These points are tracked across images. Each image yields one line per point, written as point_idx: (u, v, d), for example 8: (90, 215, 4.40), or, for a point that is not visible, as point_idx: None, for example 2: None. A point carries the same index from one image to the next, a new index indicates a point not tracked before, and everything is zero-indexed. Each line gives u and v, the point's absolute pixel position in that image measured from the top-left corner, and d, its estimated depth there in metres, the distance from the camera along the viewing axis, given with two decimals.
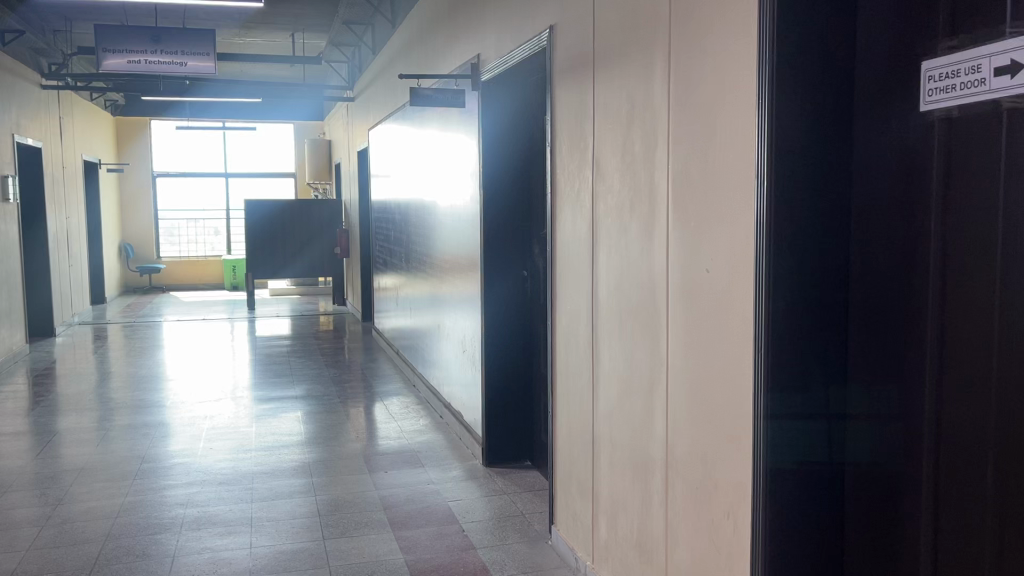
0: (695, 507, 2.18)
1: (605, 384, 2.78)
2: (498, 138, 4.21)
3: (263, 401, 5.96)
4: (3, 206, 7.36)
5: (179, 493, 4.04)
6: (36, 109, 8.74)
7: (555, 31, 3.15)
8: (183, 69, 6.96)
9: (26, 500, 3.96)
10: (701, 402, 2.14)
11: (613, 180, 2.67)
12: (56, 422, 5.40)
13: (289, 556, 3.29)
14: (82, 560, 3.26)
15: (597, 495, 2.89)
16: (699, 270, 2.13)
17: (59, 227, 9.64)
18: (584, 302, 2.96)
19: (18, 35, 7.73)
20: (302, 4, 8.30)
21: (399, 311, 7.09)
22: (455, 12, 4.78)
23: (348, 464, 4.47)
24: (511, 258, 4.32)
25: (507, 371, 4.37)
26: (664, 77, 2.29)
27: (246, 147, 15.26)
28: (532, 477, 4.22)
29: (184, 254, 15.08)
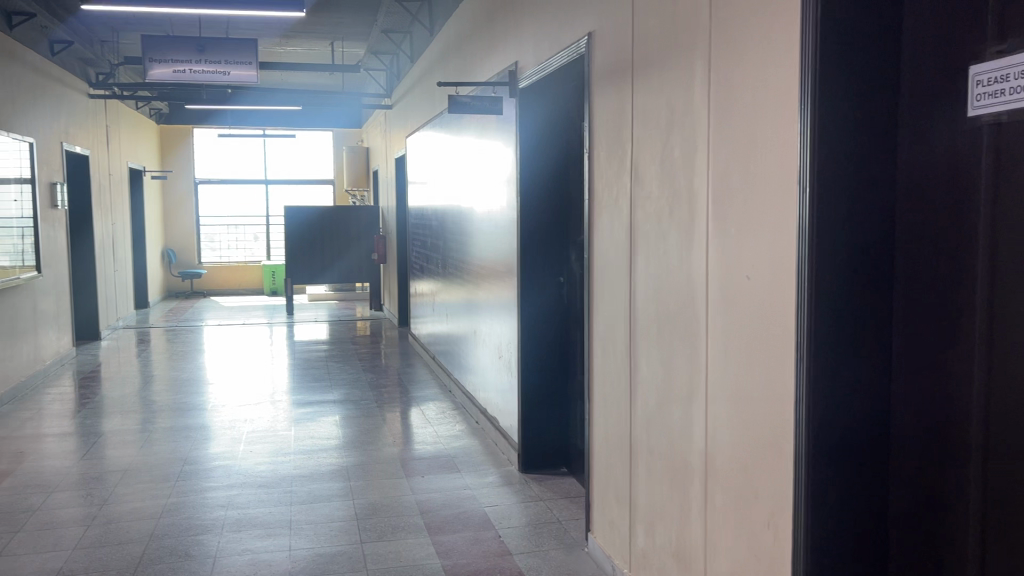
0: (734, 517, 2.17)
1: (643, 391, 2.78)
2: (536, 145, 4.22)
3: (302, 405, 6.02)
4: (53, 212, 7.54)
5: (219, 494, 4.11)
6: (84, 118, 8.96)
7: (593, 38, 3.15)
8: (227, 78, 7.06)
9: (72, 500, 4.05)
10: (741, 410, 2.12)
11: (652, 187, 2.66)
12: (101, 424, 5.52)
13: (327, 559, 3.32)
14: (127, 559, 3.33)
15: (635, 504, 2.88)
16: (739, 276, 2.12)
17: (105, 233, 9.85)
18: (622, 309, 2.95)
19: (67, 45, 7.93)
20: (342, 13, 8.39)
21: (435, 316, 7.14)
22: (493, 20, 4.79)
23: (385, 469, 4.49)
24: (549, 264, 4.30)
25: (544, 377, 4.36)
26: (704, 84, 2.28)
27: (285, 154, 15.47)
28: (568, 484, 4.21)
29: (225, 259, 15.33)
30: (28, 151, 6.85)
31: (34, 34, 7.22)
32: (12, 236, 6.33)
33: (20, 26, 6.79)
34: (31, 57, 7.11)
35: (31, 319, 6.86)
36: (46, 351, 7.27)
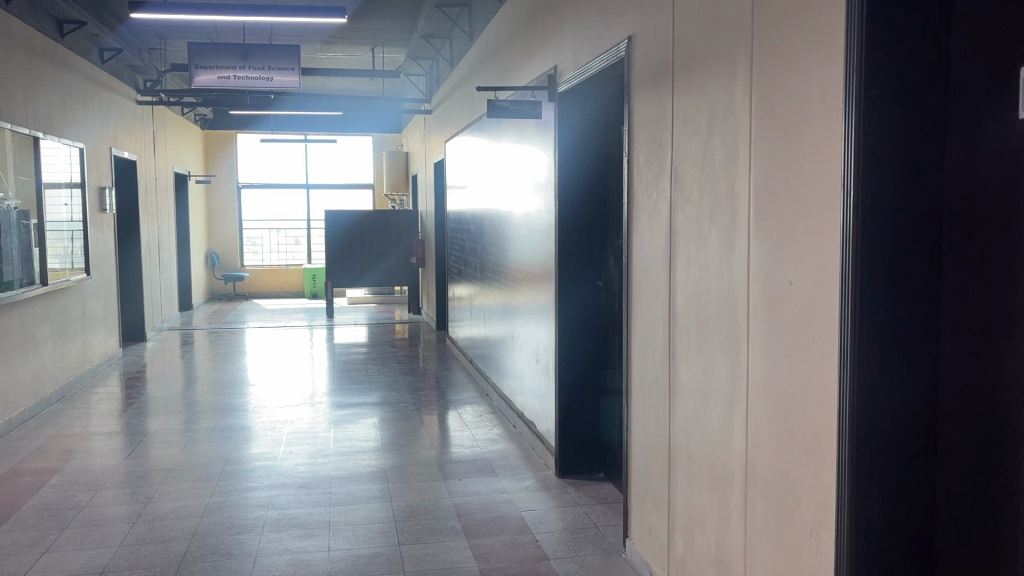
0: (775, 525, 2.14)
1: (682, 397, 2.75)
2: (574, 150, 4.22)
3: (341, 407, 6.08)
4: (101, 215, 7.71)
5: (260, 494, 4.16)
6: (131, 123, 9.15)
7: (633, 41, 3.14)
8: (269, 84, 7.17)
9: (118, 497, 4.14)
10: (782, 416, 2.09)
11: (692, 190, 2.64)
12: (146, 424, 5.63)
13: (366, 560, 3.35)
14: (170, 557, 3.38)
15: (673, 510, 2.86)
16: (781, 282, 2.09)
17: (151, 236, 10.05)
18: (661, 312, 2.93)
19: (116, 53, 8.11)
20: (382, 19, 8.46)
21: (473, 319, 7.17)
22: (533, 25, 4.79)
23: (422, 472, 4.51)
24: (587, 269, 4.29)
25: (582, 381, 4.35)
26: (746, 87, 2.26)
27: (326, 158, 15.65)
28: (605, 489, 4.19)
29: (266, 262, 15.55)
30: (78, 156, 7.02)
31: (85, 42, 7.39)
32: (62, 239, 6.49)
33: (71, 34, 6.95)
34: (81, 65, 7.28)
35: (80, 320, 7.02)
36: (94, 352, 7.43)
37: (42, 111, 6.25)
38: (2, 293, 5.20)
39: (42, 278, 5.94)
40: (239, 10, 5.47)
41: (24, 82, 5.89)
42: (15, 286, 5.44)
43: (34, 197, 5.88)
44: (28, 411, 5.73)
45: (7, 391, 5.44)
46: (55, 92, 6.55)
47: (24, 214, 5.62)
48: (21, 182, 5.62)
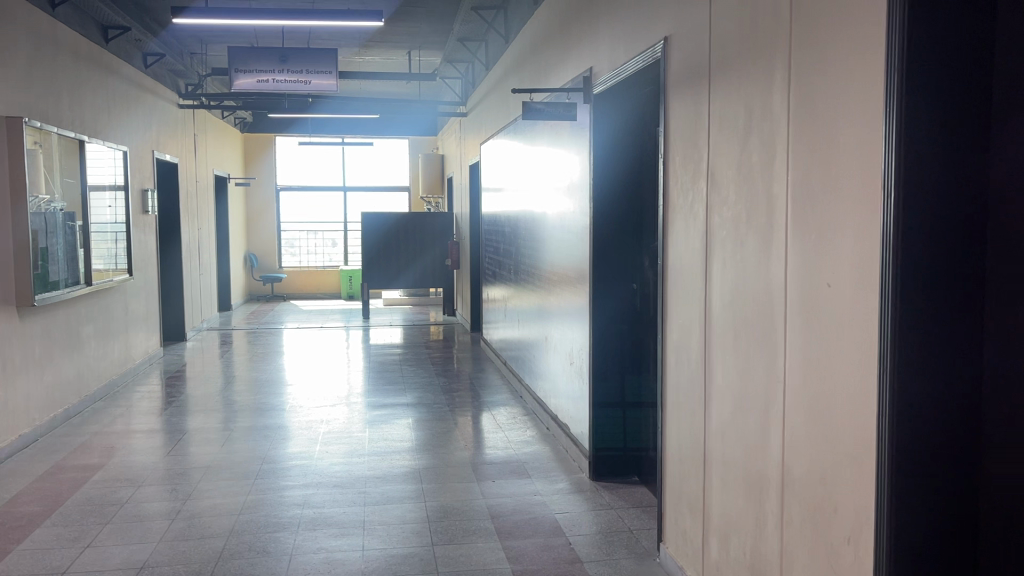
0: (812, 532, 2.10)
1: (718, 402, 2.73)
2: (609, 151, 4.20)
3: (375, 407, 6.13)
4: (143, 217, 7.85)
5: (296, 494, 4.20)
6: (173, 126, 9.31)
7: (670, 41, 3.13)
8: (307, 87, 7.23)
9: (158, 494, 4.21)
10: (819, 421, 2.07)
11: (729, 192, 2.62)
12: (186, 422, 5.72)
13: (399, 560, 3.37)
14: (208, 554, 3.44)
15: (708, 513, 2.83)
16: (819, 284, 2.06)
17: (192, 237, 10.22)
18: (697, 315, 2.91)
19: (159, 57, 8.26)
20: (418, 22, 8.52)
21: (507, 321, 7.17)
22: (568, 27, 4.79)
23: (456, 472, 4.53)
24: (623, 272, 4.27)
25: (615, 384, 4.33)
26: (783, 87, 2.24)
27: (363, 161, 15.80)
28: (640, 493, 4.17)
29: (304, 264, 15.73)
30: (122, 159, 7.16)
31: (128, 47, 7.54)
32: (106, 240, 6.62)
33: (115, 39, 7.10)
34: (125, 69, 7.42)
35: (122, 320, 7.15)
36: (136, 351, 7.57)
37: (87, 115, 6.38)
38: (49, 293, 5.32)
39: (86, 278, 6.06)
40: (279, 15, 5.53)
41: (70, 86, 6.02)
42: (61, 285, 5.56)
43: (79, 198, 6.01)
44: (72, 409, 5.85)
45: (52, 388, 5.56)
46: (99, 95, 6.69)
47: (69, 215, 5.74)
48: (66, 184, 5.75)
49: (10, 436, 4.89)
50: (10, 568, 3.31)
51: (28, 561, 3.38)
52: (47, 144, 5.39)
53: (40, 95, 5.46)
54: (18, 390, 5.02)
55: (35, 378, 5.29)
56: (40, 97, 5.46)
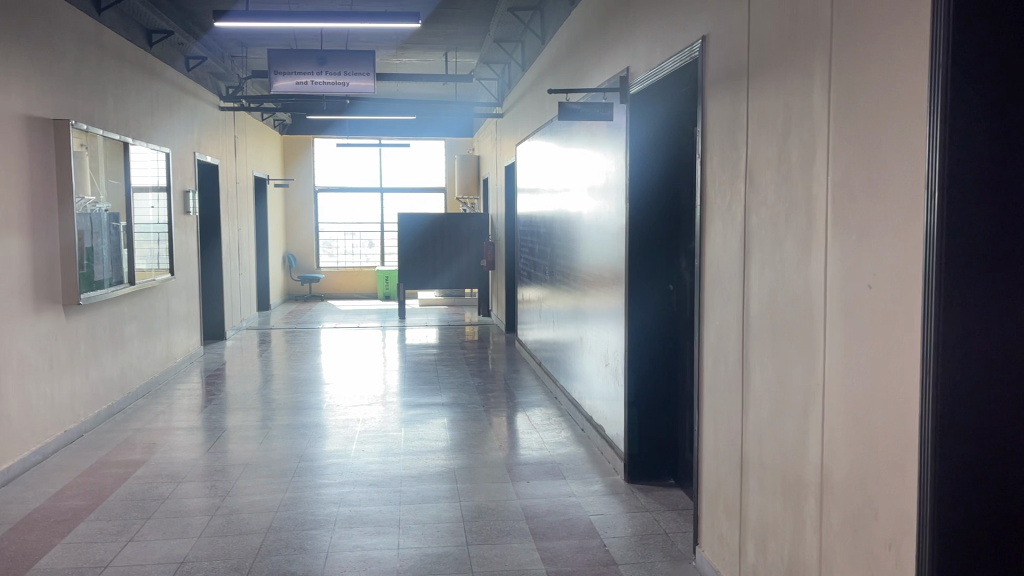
0: (852, 538, 2.07)
1: (756, 404, 2.70)
2: (645, 152, 4.18)
3: (411, 407, 6.17)
4: (185, 217, 7.99)
5: (332, 491, 4.24)
6: (214, 129, 9.46)
7: (708, 41, 3.10)
8: (345, 89, 7.31)
9: (198, 490, 4.28)
10: (859, 425, 2.03)
11: (767, 192, 2.59)
12: (225, 419, 5.80)
13: (434, 559, 3.38)
14: (246, 549, 3.48)
15: (745, 517, 2.80)
16: (860, 285, 2.03)
17: (232, 237, 10.37)
18: (734, 317, 2.88)
19: (201, 61, 8.40)
20: (455, 24, 8.56)
21: (542, 322, 7.17)
22: (605, 27, 4.78)
23: (491, 472, 4.54)
24: (659, 273, 4.25)
25: (650, 386, 4.30)
26: (823, 85, 2.21)
27: (400, 162, 15.91)
28: (676, 496, 4.14)
29: (341, 264, 15.89)
30: (164, 160, 7.29)
31: (171, 51, 7.68)
32: (149, 240, 6.75)
33: (158, 43, 7.24)
34: (168, 72, 7.56)
35: (164, 319, 7.28)
36: (177, 349, 7.71)
37: (131, 117, 6.51)
38: (94, 292, 5.43)
39: (130, 277, 6.19)
40: (318, 17, 5.60)
41: (115, 89, 6.15)
42: (106, 285, 5.69)
43: (123, 199, 6.13)
44: (115, 405, 5.98)
45: (97, 385, 5.68)
46: (143, 98, 6.82)
47: (114, 215, 5.86)
48: (110, 185, 5.87)
49: (56, 432, 5.00)
50: (54, 561, 3.39)
51: (72, 554, 3.45)
52: (93, 146, 5.51)
53: (86, 97, 5.59)
54: (64, 387, 5.14)
55: (80, 375, 5.41)
56: (86, 99, 5.59)
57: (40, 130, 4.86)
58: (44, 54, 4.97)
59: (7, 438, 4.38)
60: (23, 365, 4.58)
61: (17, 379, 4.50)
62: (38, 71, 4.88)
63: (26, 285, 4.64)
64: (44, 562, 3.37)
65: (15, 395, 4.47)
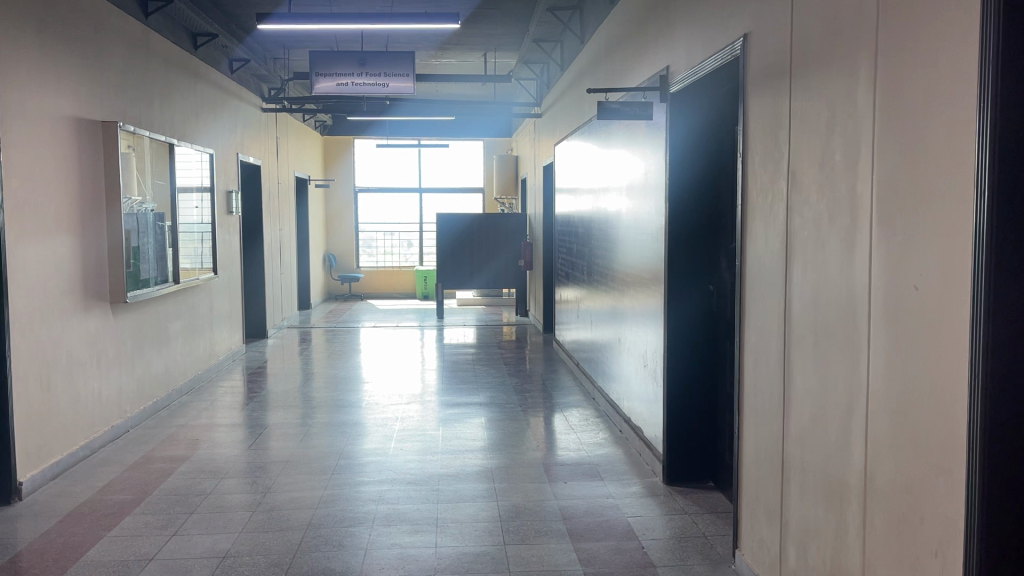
0: (896, 544, 2.03)
1: (798, 407, 2.66)
2: (685, 151, 4.15)
3: (449, 406, 6.20)
4: (228, 217, 8.12)
5: (371, 489, 4.28)
6: (257, 130, 9.60)
7: (749, 39, 3.07)
8: (386, 90, 7.36)
9: (240, 486, 4.35)
10: (904, 429, 1.99)
11: (810, 192, 2.56)
12: (266, 417, 5.88)
13: (471, 558, 3.39)
14: (286, 545, 3.53)
15: (786, 521, 2.76)
16: (906, 286, 1.99)
17: (274, 237, 10.51)
18: (776, 318, 2.84)
19: (243, 63, 8.52)
20: (494, 25, 8.57)
21: (580, 322, 7.15)
22: (645, 25, 4.75)
23: (528, 472, 4.54)
24: (698, 273, 4.21)
25: (688, 389, 4.27)
26: (868, 83, 2.17)
27: (439, 163, 15.98)
28: (715, 499, 4.10)
29: (381, 264, 16.02)
30: (209, 161, 7.42)
31: (216, 54, 7.80)
32: (193, 240, 6.87)
33: (203, 46, 7.37)
34: (213, 75, 7.69)
35: (207, 317, 7.41)
36: (220, 347, 7.84)
37: (177, 119, 6.64)
38: (141, 290, 5.55)
39: (175, 275, 6.30)
40: (358, 19, 5.65)
41: (161, 92, 6.28)
42: (151, 283, 5.80)
43: (168, 200, 6.25)
44: (160, 402, 6.10)
45: (142, 382, 5.80)
46: (188, 100, 6.94)
47: (159, 216, 5.97)
48: (156, 185, 5.99)
49: (104, 427, 5.12)
50: (101, 553, 3.46)
51: (118, 547, 3.53)
52: (140, 147, 5.62)
53: (133, 100, 5.70)
54: (111, 383, 5.26)
55: (127, 371, 5.53)
56: (133, 102, 5.70)
57: (89, 132, 4.97)
58: (93, 58, 5.08)
59: (56, 432, 4.49)
60: (72, 362, 4.69)
61: (66, 375, 4.61)
62: (87, 75, 4.99)
63: (75, 283, 4.75)
64: (90, 554, 3.45)
65: (64, 391, 4.58)
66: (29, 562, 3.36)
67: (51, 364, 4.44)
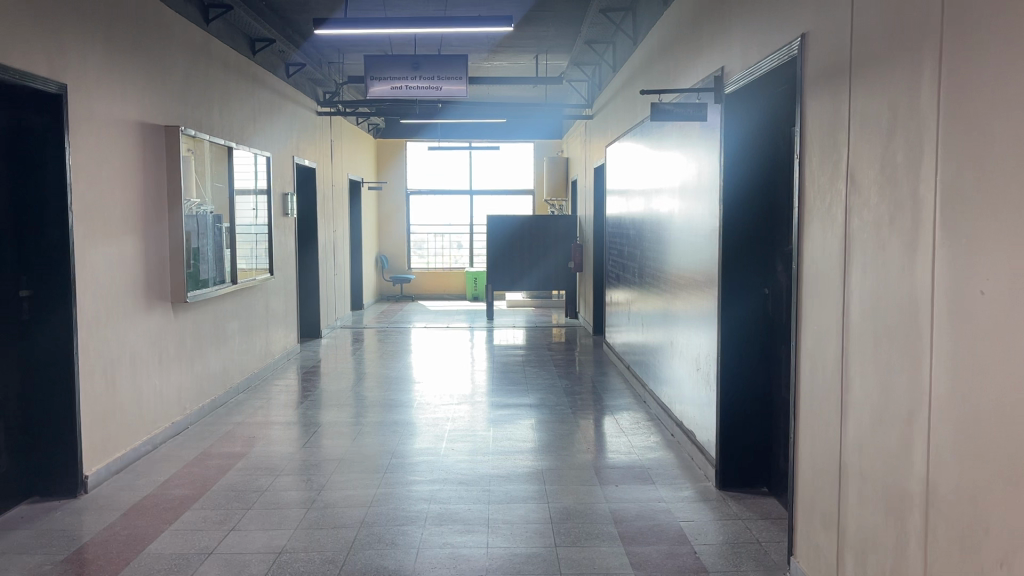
0: (961, 553, 1.97)
1: (857, 413, 2.61)
2: (740, 153, 4.10)
3: (499, 407, 6.21)
4: (284, 219, 8.27)
5: (423, 489, 4.31)
6: (312, 134, 9.76)
7: (807, 39, 3.02)
8: (440, 93, 7.41)
9: (294, 483, 4.43)
10: (970, 437, 1.94)
11: (870, 193, 2.51)
12: (320, 416, 5.97)
13: (522, 559, 3.40)
14: (340, 543, 3.58)
15: (844, 529, 2.71)
16: (971, 291, 1.94)
17: (327, 239, 10.66)
18: (834, 321, 2.79)
19: (299, 67, 8.72)
20: (547, 27, 8.57)
21: (631, 325, 7.09)
22: (699, 25, 4.71)
23: (578, 474, 4.54)
24: (752, 276, 4.16)
25: (741, 393, 4.22)
26: (932, 83, 2.12)
27: (490, 165, 16.04)
28: (769, 504, 4.04)
29: (431, 265, 16.14)
30: (266, 164, 7.57)
31: (273, 58, 7.96)
32: (250, 240, 7.00)
33: (261, 51, 7.52)
34: (270, 79, 7.85)
35: (264, 317, 7.56)
36: (276, 346, 7.99)
37: (235, 122, 6.79)
38: (200, 290, 5.67)
39: (232, 276, 6.43)
40: (412, 23, 5.70)
41: (220, 97, 6.42)
42: (210, 283, 5.93)
43: (227, 202, 6.39)
44: (218, 399, 6.24)
45: (201, 380, 5.94)
46: (246, 105, 7.09)
47: (218, 217, 6.10)
48: (215, 188, 6.12)
49: (164, 424, 5.25)
50: (163, 546, 3.56)
51: (179, 540, 3.62)
52: (199, 150, 5.76)
53: (194, 104, 5.85)
54: (172, 380, 5.39)
55: (187, 369, 5.67)
56: (194, 106, 5.85)
57: (152, 136, 5.11)
58: (156, 63, 5.23)
59: (120, 429, 4.63)
60: (135, 359, 4.82)
61: (129, 372, 4.74)
62: (150, 80, 5.13)
63: (138, 283, 4.88)
64: (153, 547, 3.55)
65: (127, 388, 4.72)
66: (95, 554, 3.46)
67: (116, 362, 4.58)
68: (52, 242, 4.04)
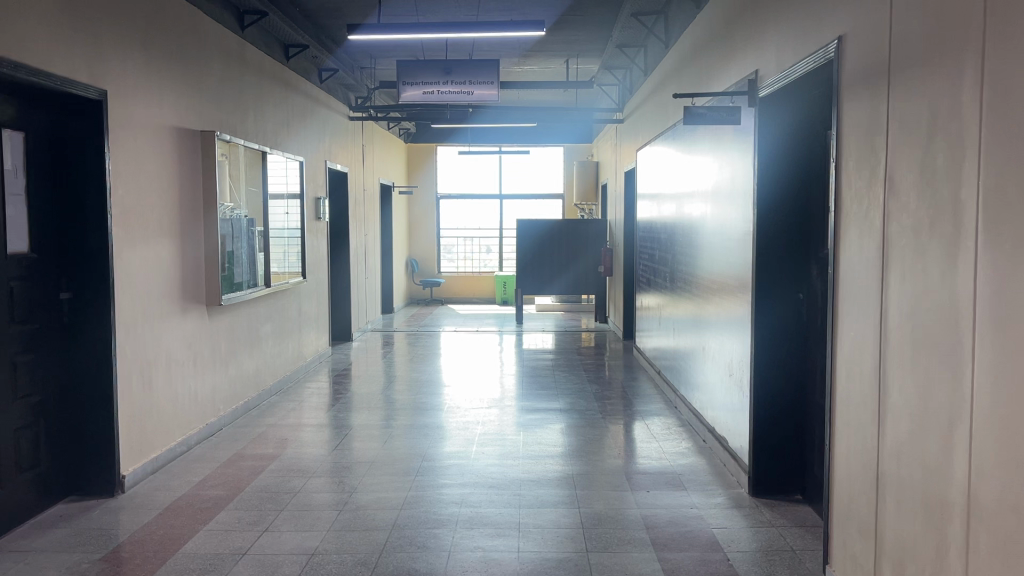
0: (1002, 563, 1.94)
1: (895, 419, 2.57)
2: (774, 157, 4.07)
3: (529, 411, 6.21)
4: (316, 224, 8.35)
5: (453, 492, 4.32)
6: (345, 138, 9.84)
7: (844, 41, 2.99)
8: (471, 97, 7.43)
9: (326, 485, 4.45)
10: (1011, 445, 1.91)
11: (910, 198, 2.47)
12: (351, 418, 6.01)
13: (553, 564, 3.39)
14: (372, 545, 3.59)
15: (881, 537, 2.67)
16: (1014, 297, 1.91)
17: (359, 243, 10.74)
18: (872, 327, 2.75)
19: (332, 72, 8.80)
20: (578, 31, 8.57)
21: (662, 329, 7.05)
22: (733, 28, 4.67)
23: (609, 480, 4.52)
24: (786, 281, 4.12)
25: (774, 399, 4.17)
26: (974, 85, 2.09)
27: (520, 169, 16.06)
28: (803, 512, 3.99)
29: (461, 269, 16.18)
30: (299, 168, 7.65)
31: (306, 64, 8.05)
32: (283, 244, 7.08)
33: (295, 57, 7.61)
34: (304, 84, 7.94)
35: (297, 320, 7.63)
36: (307, 349, 8.06)
37: (269, 127, 6.87)
38: (234, 293, 5.74)
39: (265, 279, 6.50)
40: (445, 28, 5.74)
41: (255, 101, 6.50)
42: (244, 287, 6.00)
43: (260, 206, 6.46)
44: (251, 401, 6.30)
45: (235, 382, 6.01)
46: (280, 110, 7.17)
47: (252, 221, 6.17)
48: (249, 192, 6.19)
49: (199, 424, 5.31)
50: (199, 546, 3.60)
51: (214, 540, 3.66)
52: (234, 156, 5.83)
53: (229, 109, 5.93)
54: (206, 382, 5.46)
55: (221, 371, 5.74)
56: (229, 111, 5.93)
57: (189, 141, 5.19)
58: (193, 69, 5.31)
59: (156, 429, 4.69)
60: (171, 361, 4.89)
61: (165, 374, 4.81)
62: (187, 86, 5.21)
63: (174, 286, 4.96)
64: (189, 547, 3.59)
65: (163, 390, 4.78)
66: (132, 553, 3.51)
67: (153, 363, 4.65)
68: (93, 245, 4.11)
